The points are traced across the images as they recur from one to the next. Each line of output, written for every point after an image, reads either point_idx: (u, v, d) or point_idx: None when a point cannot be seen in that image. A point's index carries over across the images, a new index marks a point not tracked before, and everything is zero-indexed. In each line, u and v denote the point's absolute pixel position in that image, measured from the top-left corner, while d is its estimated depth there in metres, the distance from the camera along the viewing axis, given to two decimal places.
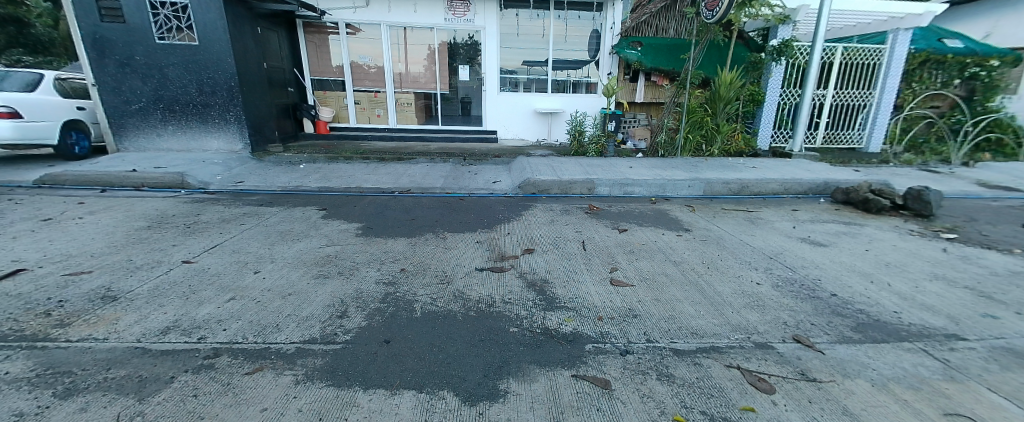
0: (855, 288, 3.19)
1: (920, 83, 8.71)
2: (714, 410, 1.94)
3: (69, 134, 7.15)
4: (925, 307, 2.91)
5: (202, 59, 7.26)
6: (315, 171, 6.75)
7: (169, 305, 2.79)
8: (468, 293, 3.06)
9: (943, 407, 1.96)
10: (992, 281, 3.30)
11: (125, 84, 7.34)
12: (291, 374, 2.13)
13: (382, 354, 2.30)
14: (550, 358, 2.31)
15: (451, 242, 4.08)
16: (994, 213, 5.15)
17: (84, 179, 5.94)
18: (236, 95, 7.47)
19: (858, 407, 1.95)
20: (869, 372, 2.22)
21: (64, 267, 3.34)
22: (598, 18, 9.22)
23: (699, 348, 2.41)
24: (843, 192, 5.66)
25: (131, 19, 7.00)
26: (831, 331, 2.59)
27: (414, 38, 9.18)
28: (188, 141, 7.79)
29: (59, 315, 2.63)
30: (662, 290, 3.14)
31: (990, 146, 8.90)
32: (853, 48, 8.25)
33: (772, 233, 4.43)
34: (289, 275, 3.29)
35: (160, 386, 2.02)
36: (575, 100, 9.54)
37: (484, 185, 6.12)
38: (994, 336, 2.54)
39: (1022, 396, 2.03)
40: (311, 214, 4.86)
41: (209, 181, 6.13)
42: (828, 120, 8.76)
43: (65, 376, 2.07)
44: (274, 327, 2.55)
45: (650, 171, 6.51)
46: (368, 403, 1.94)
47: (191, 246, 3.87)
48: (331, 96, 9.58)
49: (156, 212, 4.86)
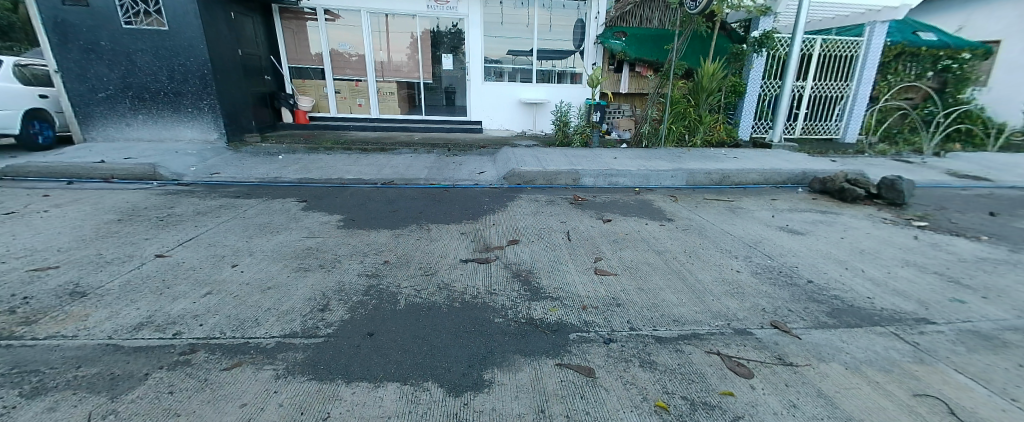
0: (830, 274, 3.29)
1: (894, 76, 8.96)
2: (694, 395, 1.98)
3: (31, 123, 6.83)
4: (896, 292, 3.01)
5: (172, 45, 6.96)
6: (294, 162, 6.58)
7: (141, 300, 2.70)
8: (453, 283, 3.04)
9: (914, 388, 2.03)
10: (959, 267, 3.44)
11: (91, 71, 7.02)
12: (272, 369, 2.09)
13: (365, 347, 2.28)
14: (535, 347, 2.32)
15: (435, 234, 4.03)
16: (963, 202, 5.35)
17: (49, 171, 5.69)
18: (210, 83, 7.21)
19: (832, 389, 2.02)
20: (843, 355, 2.29)
21: (28, 262, 3.19)
22: (583, 7, 9.15)
23: (680, 335, 2.45)
24: (820, 182, 5.79)
25: (94, 2, 6.66)
26: (808, 317, 2.66)
27: (396, 26, 9.00)
28: (159, 130, 7.49)
29: (25, 312, 2.51)
30: (646, 280, 3.17)
31: (962, 136, 9.14)
32: (833, 40, 8.42)
33: (752, 222, 4.52)
34: (268, 269, 3.21)
35: (133, 384, 1.96)
36: (560, 90, 9.52)
37: (469, 176, 6.08)
38: (961, 320, 2.65)
39: (986, 377, 2.12)
40: (291, 206, 4.75)
41: (183, 172, 5.93)
42: (807, 111, 8.99)
43: (32, 375, 1.99)
44: (253, 321, 2.50)
45: (634, 162, 6.56)
46: (351, 396, 1.92)
47: (163, 239, 3.74)
48: (310, 85, 9.37)
49: (126, 205, 4.68)
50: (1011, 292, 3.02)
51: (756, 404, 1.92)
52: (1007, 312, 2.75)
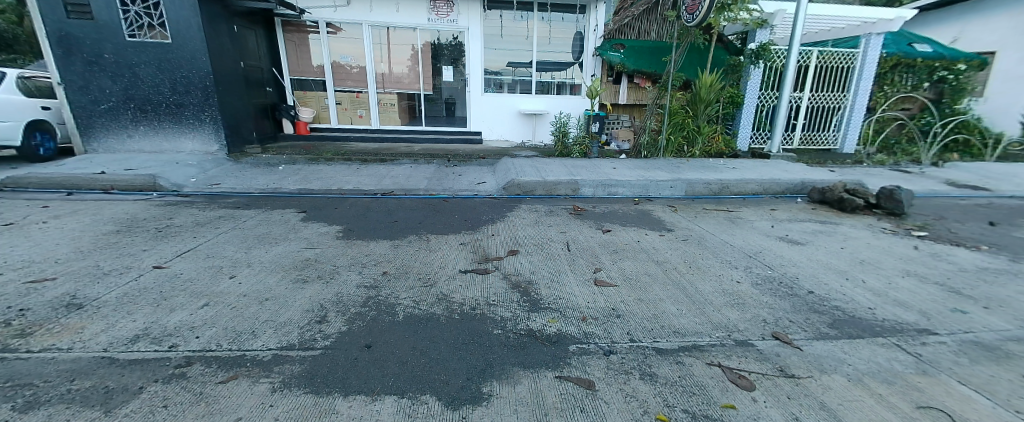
0: (831, 285, 3.27)
1: (891, 86, 9.03)
2: (696, 408, 1.95)
3: (33, 134, 6.85)
4: (898, 303, 3.00)
5: (176, 57, 7.03)
6: (294, 172, 6.60)
7: (138, 312, 2.68)
8: (452, 295, 3.02)
9: (917, 400, 2.01)
10: (960, 277, 3.43)
11: (94, 83, 7.07)
12: (268, 382, 2.06)
13: (363, 359, 2.26)
14: (534, 360, 2.30)
15: (435, 244, 4.02)
16: (962, 211, 5.36)
17: (49, 182, 5.70)
18: (211, 95, 7.27)
19: (835, 402, 2.00)
20: (845, 367, 2.27)
21: (25, 274, 3.18)
22: (582, 20, 9.29)
23: (680, 347, 2.42)
24: (819, 192, 5.80)
25: (99, 16, 6.76)
26: (809, 328, 2.64)
27: (397, 39, 9.11)
28: (160, 142, 7.52)
29: (20, 324, 2.49)
30: (645, 290, 3.15)
31: (959, 146, 9.18)
32: (828, 51, 8.52)
33: (752, 232, 4.51)
34: (266, 280, 3.20)
35: (128, 397, 1.93)
36: (559, 101, 9.59)
37: (468, 186, 6.09)
38: (964, 331, 2.63)
39: (991, 389, 2.10)
40: (290, 217, 4.75)
41: (183, 183, 5.94)
42: (805, 122, 9.00)
43: (25, 389, 1.97)
44: (250, 333, 2.48)
45: (633, 172, 6.58)
46: (348, 410, 1.90)
47: (162, 251, 3.73)
48: (311, 96, 9.43)
49: (126, 216, 4.67)
50: (1012, 302, 3.01)
51: (757, 416, 1.90)
52: (1009, 322, 2.73)
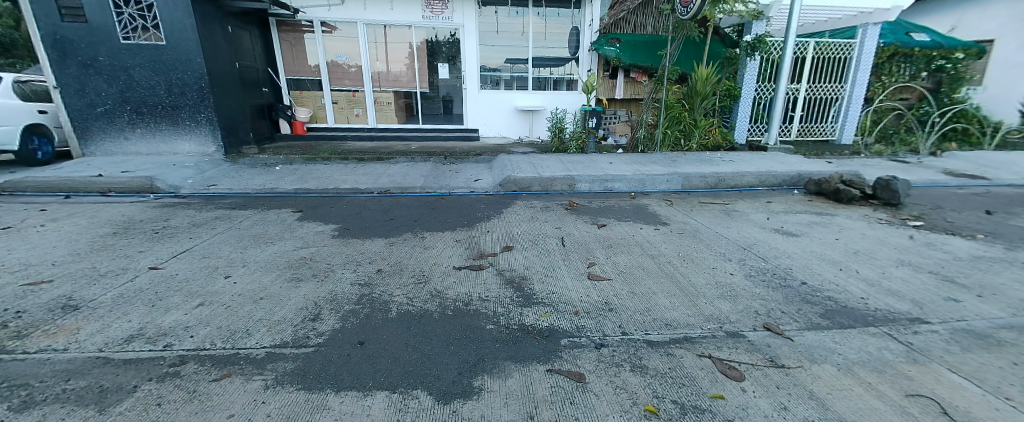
0: (824, 276, 3.28)
1: (888, 77, 9.00)
2: (685, 399, 1.97)
3: (31, 138, 6.88)
4: (890, 292, 3.00)
5: (170, 59, 7.04)
6: (291, 172, 6.63)
7: (134, 312, 2.71)
8: (445, 291, 3.03)
9: (907, 388, 2.02)
10: (955, 266, 3.42)
11: (89, 86, 7.08)
12: (261, 379, 2.08)
13: (356, 355, 2.28)
14: (526, 354, 2.31)
15: (430, 241, 4.03)
16: (959, 201, 5.34)
17: (47, 185, 5.73)
18: (207, 96, 7.28)
19: (824, 391, 2.01)
20: (835, 356, 2.28)
21: (23, 276, 3.21)
22: (577, 15, 9.27)
23: (672, 339, 2.43)
24: (815, 183, 5.80)
25: (93, 18, 6.76)
26: (800, 318, 2.65)
27: (392, 37, 9.10)
28: (157, 144, 7.54)
29: (17, 326, 2.52)
30: (638, 284, 3.16)
31: (958, 136, 9.15)
32: (824, 43, 8.50)
33: (747, 224, 4.51)
34: (261, 279, 3.22)
35: (122, 396, 1.95)
36: (558, 97, 9.61)
37: (465, 184, 6.10)
38: (956, 319, 2.63)
39: (980, 376, 2.11)
40: (287, 217, 4.77)
41: (180, 184, 5.96)
42: (802, 113, 9.00)
43: (21, 389, 1.99)
44: (244, 332, 2.50)
45: (629, 167, 6.58)
46: (340, 406, 1.91)
47: (159, 252, 3.75)
48: (308, 96, 9.43)
49: (123, 218, 4.70)
50: (1005, 289, 3.01)
51: (746, 406, 1.91)
52: (1002, 310, 2.73)
